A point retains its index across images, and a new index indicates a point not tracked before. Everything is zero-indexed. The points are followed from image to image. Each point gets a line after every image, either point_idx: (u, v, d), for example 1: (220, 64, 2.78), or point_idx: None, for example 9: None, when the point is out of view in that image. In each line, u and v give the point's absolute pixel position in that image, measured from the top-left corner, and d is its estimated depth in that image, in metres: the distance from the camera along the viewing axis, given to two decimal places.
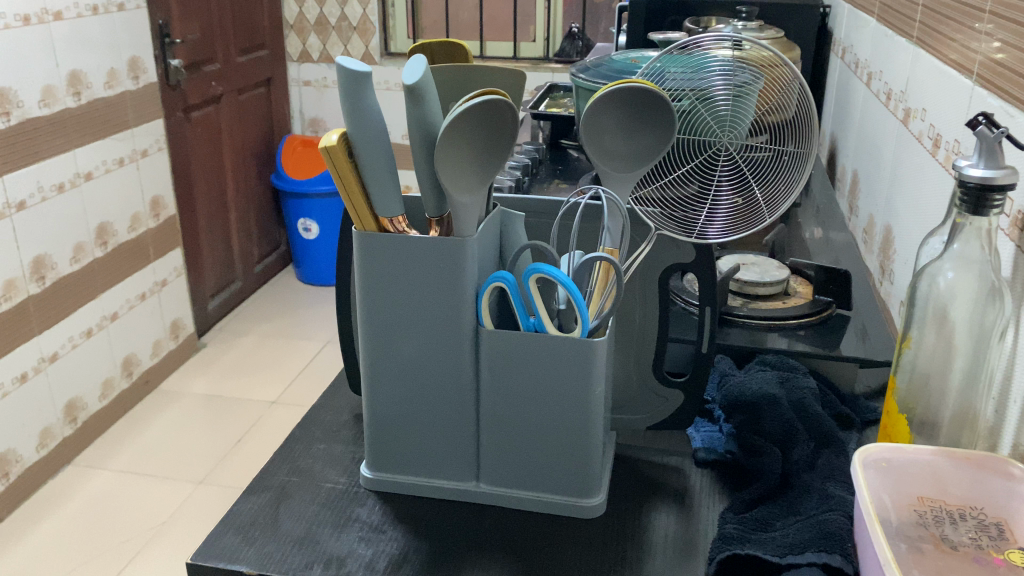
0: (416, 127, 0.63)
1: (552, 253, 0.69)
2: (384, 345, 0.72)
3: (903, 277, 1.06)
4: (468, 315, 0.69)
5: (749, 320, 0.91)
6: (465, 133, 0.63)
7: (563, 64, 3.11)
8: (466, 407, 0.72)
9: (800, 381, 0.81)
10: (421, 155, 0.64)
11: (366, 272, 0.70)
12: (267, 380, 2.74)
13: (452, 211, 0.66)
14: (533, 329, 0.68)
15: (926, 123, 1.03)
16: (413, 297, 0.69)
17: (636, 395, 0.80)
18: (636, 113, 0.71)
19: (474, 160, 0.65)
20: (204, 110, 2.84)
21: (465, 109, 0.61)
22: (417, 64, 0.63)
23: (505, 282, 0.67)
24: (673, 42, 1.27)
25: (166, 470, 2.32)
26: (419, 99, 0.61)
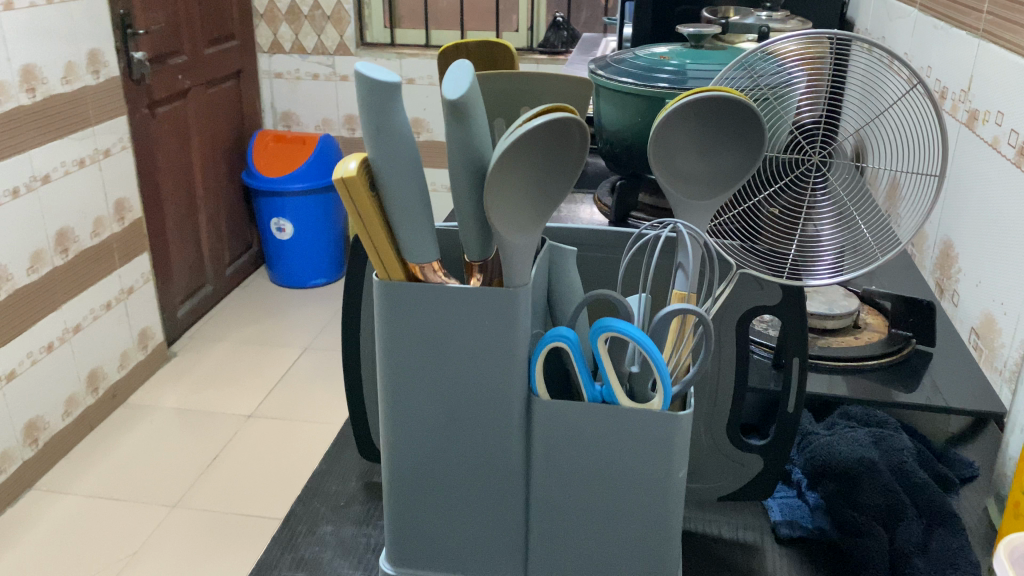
0: (459, 151, 0.50)
1: (626, 307, 0.55)
2: (410, 417, 0.59)
3: (975, 302, 0.94)
4: (519, 383, 0.56)
5: (823, 362, 0.79)
6: (520, 158, 0.50)
7: (548, 55, 2.96)
8: (511, 489, 0.59)
9: (896, 441, 0.69)
10: (465, 185, 0.51)
11: (389, 330, 0.56)
12: (243, 392, 2.59)
13: (502, 254, 0.53)
14: (601, 399, 0.55)
15: (1003, 127, 0.90)
16: (448, 361, 0.56)
17: (708, 461, 0.68)
18: (716, 127, 0.58)
19: (531, 191, 0.52)
20: (171, 105, 2.66)
21: (525, 130, 0.48)
22: (461, 71, 0.50)
23: (565, 341, 0.54)
24: (706, 36, 1.10)
25: (137, 492, 2.16)
26: (463, 118, 0.48)
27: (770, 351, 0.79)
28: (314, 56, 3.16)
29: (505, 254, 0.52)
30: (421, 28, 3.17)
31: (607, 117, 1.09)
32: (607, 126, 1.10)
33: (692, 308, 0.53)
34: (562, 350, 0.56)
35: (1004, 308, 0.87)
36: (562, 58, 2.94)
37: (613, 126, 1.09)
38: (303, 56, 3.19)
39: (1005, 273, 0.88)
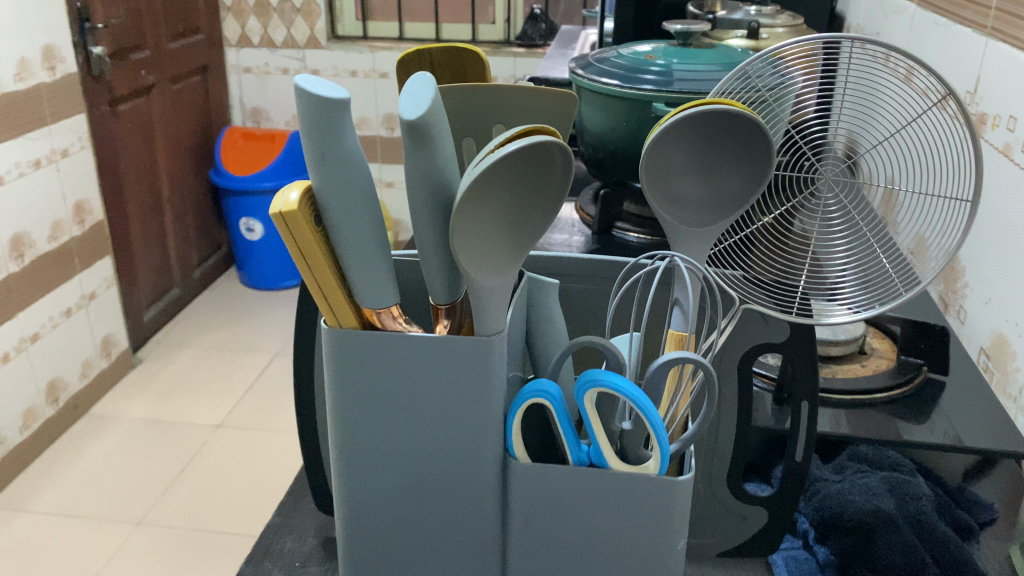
0: (420, 181, 0.42)
1: (617, 355, 0.48)
2: (367, 483, 0.50)
3: (983, 321, 0.88)
4: (494, 443, 0.48)
5: (830, 393, 0.73)
6: (493, 186, 0.43)
7: (526, 48, 2.88)
8: (488, 559, 0.52)
9: (914, 487, 0.63)
10: (427, 219, 0.44)
11: (339, 387, 0.48)
12: (212, 401, 2.49)
13: (472, 299, 0.45)
14: (588, 461, 0.48)
15: (1015, 133, 0.83)
16: (409, 421, 0.48)
17: (707, 514, 0.61)
18: (715, 145, 0.52)
19: (505, 223, 0.44)
20: (134, 102, 2.55)
21: (498, 158, 0.40)
22: (422, 85, 0.42)
23: (548, 399, 0.46)
24: (695, 34, 1.02)
25: (100, 509, 2.06)
26: (423, 143, 0.41)
27: (771, 382, 0.72)
28: (284, 50, 3.05)
29: (476, 300, 0.44)
30: (394, 22, 3.07)
31: (591, 121, 1.01)
32: (592, 132, 1.02)
33: (699, 358, 0.46)
34: (542, 405, 0.48)
35: (1018, 329, 0.80)
36: (540, 52, 2.86)
37: (597, 131, 1.01)
38: (272, 51, 3.07)
39: (1017, 290, 0.81)
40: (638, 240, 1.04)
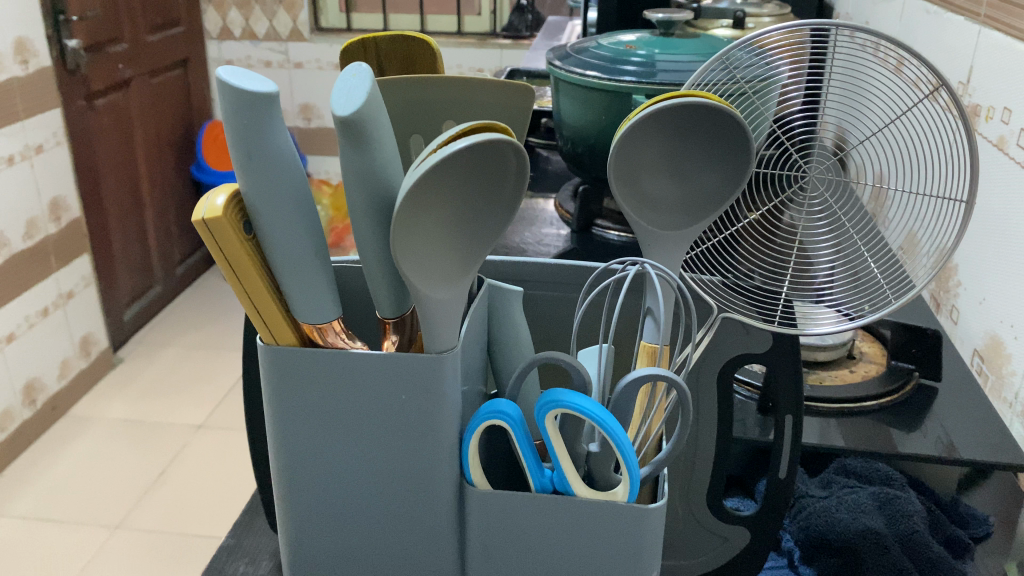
0: (358, 183, 0.38)
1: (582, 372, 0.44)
2: (313, 512, 0.47)
3: (977, 323, 0.84)
4: (447, 469, 0.44)
5: (818, 403, 0.69)
6: (442, 186, 0.39)
7: (512, 40, 2.82)
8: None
9: (904, 503, 0.60)
10: (369, 225, 0.40)
11: (279, 409, 0.44)
12: (193, 400, 2.44)
13: (420, 313, 0.41)
14: (551, 486, 0.44)
15: (1010, 125, 0.80)
16: (356, 446, 0.44)
17: (685, 536, 0.58)
18: (690, 142, 0.48)
19: (455, 226, 0.40)
20: (110, 97, 2.46)
21: (439, 158, 0.36)
22: (356, 78, 0.38)
23: (506, 421, 0.41)
24: (676, 24, 0.99)
25: (78, 513, 2.00)
26: (361, 141, 0.37)
27: (755, 391, 0.68)
28: (266, 43, 2.97)
29: (422, 313, 0.41)
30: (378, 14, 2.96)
31: (568, 114, 0.97)
32: (569, 125, 0.98)
33: (671, 376, 0.41)
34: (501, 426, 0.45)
35: (1014, 332, 0.76)
36: (527, 44, 2.80)
37: (574, 125, 0.97)
38: (254, 43, 2.99)
39: (1013, 291, 0.77)
40: (619, 238, 1.00)
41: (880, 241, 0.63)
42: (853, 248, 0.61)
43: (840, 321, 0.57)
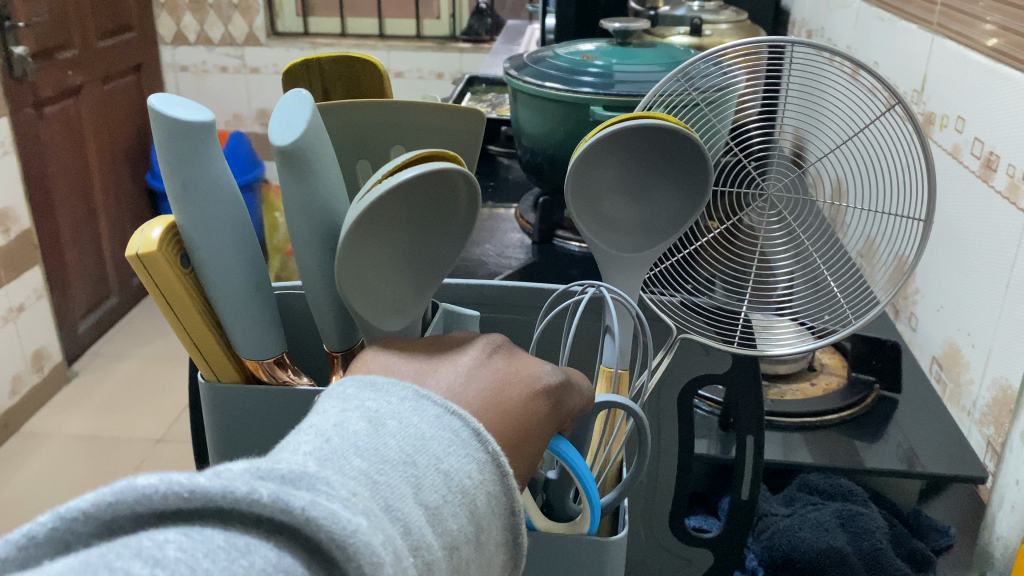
0: (299, 214, 0.39)
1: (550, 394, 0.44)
2: None
3: (935, 330, 0.84)
4: None
5: (781, 419, 0.69)
6: (391, 218, 0.38)
7: (472, 44, 2.75)
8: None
9: (868, 519, 0.59)
10: (313, 251, 0.40)
11: (225, 449, 0.44)
12: (151, 414, 2.35)
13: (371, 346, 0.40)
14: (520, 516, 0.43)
15: (963, 135, 0.80)
16: None
17: (649, 557, 0.58)
18: (651, 166, 0.47)
19: (403, 256, 0.39)
20: (61, 104, 2.33)
21: (387, 187, 0.35)
22: (296, 102, 0.39)
23: None
24: (633, 33, 0.98)
25: None
26: (303, 170, 0.37)
27: (716, 407, 0.67)
28: (222, 48, 2.83)
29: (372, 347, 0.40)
30: (337, 18, 2.86)
31: (526, 124, 0.96)
32: (527, 137, 0.97)
33: (626, 403, 0.39)
34: None
35: (971, 340, 0.76)
36: (487, 48, 2.74)
37: (532, 137, 0.96)
38: (209, 48, 2.85)
39: (969, 298, 0.78)
40: (580, 249, 0.99)
41: (839, 261, 0.64)
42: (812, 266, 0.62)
43: (798, 342, 0.58)
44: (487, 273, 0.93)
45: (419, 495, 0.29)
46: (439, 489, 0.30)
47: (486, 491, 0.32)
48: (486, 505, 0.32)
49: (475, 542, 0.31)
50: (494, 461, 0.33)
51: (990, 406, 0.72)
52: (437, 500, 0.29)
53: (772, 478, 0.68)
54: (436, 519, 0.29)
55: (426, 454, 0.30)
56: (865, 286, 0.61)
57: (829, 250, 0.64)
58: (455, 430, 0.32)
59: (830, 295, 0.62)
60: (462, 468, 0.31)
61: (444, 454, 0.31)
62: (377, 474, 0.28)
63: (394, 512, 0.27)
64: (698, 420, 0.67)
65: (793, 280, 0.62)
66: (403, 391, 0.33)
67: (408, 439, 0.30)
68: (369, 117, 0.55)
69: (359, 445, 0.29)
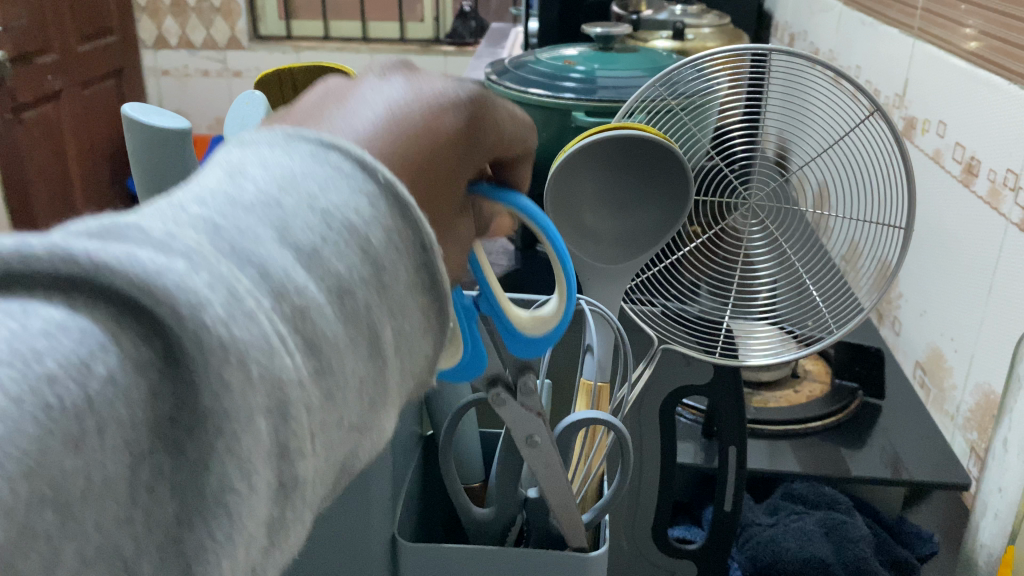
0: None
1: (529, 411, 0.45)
2: None
3: (918, 334, 0.84)
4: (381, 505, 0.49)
5: (764, 426, 0.69)
6: None
7: (457, 46, 2.72)
8: (379, 561, 0.50)
9: (851, 528, 0.59)
10: None
11: None
12: None
13: None
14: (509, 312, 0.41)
15: (945, 139, 0.80)
16: None
17: (630, 566, 0.58)
18: (633, 177, 0.46)
19: None
20: (40, 110, 2.30)
21: None
22: (251, 103, 0.51)
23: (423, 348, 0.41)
24: (615, 38, 0.98)
25: None
26: None
27: (700, 415, 0.67)
28: (204, 52, 2.80)
29: None
30: (320, 21, 2.83)
31: None
32: None
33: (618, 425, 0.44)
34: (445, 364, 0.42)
35: (954, 345, 0.76)
36: (472, 50, 2.71)
37: None
38: (191, 52, 2.81)
39: (951, 302, 0.77)
40: None
41: (823, 267, 0.64)
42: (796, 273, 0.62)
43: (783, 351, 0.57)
44: None
45: (286, 239, 0.24)
46: (318, 230, 0.25)
47: (391, 238, 0.27)
48: (397, 256, 0.27)
49: (387, 298, 0.26)
50: (396, 198, 0.27)
51: (973, 412, 0.72)
52: (314, 240, 0.25)
53: (756, 486, 0.68)
54: (311, 263, 0.24)
55: (300, 195, 0.25)
56: (849, 292, 0.60)
57: (812, 255, 0.64)
58: (339, 164, 0.27)
59: (815, 302, 0.61)
60: (347, 203, 0.26)
61: (326, 190, 0.26)
62: (231, 223, 0.23)
63: (247, 253, 0.23)
64: (682, 429, 0.66)
65: (776, 287, 0.62)
66: (277, 135, 0.28)
67: (275, 179, 0.25)
68: None
69: (215, 195, 0.24)
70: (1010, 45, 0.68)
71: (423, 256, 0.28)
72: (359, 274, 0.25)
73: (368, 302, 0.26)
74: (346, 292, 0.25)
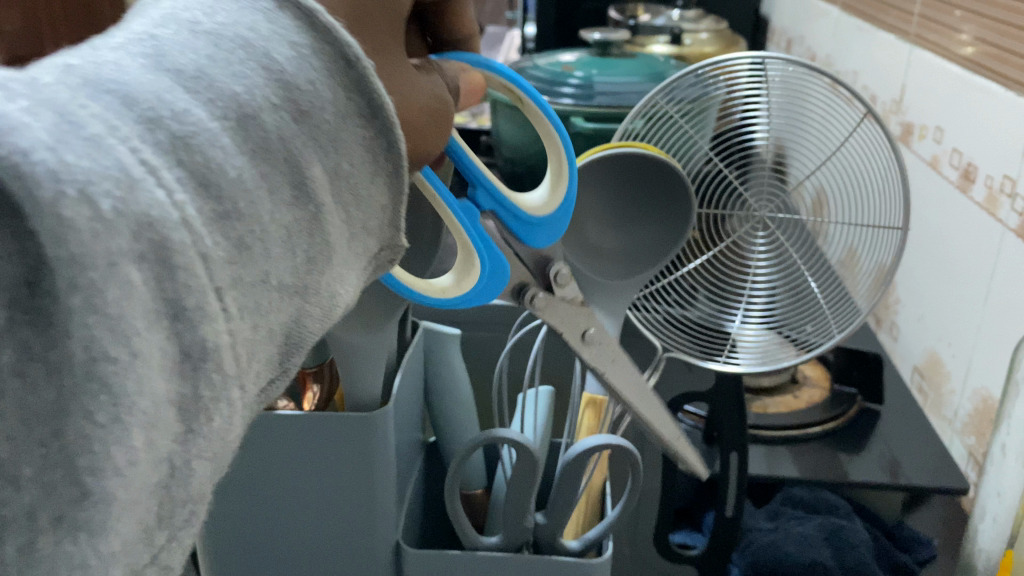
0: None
1: (532, 451, 0.45)
2: (246, 554, 0.51)
3: (916, 340, 0.85)
4: (384, 516, 0.49)
5: (764, 432, 0.69)
6: None
7: None
8: (382, 568, 0.50)
9: (851, 533, 0.59)
10: None
11: None
12: None
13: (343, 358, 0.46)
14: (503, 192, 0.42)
15: (942, 145, 0.80)
16: (289, 493, 0.48)
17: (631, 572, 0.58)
18: (634, 198, 0.50)
19: None
20: None
21: None
22: None
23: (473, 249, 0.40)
24: (613, 45, 0.98)
25: None
26: None
27: (702, 421, 0.67)
28: None
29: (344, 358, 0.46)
30: None
31: (506, 136, 0.96)
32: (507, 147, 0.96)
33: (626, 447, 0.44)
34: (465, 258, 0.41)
35: (951, 350, 0.77)
36: None
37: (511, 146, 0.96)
38: None
39: (949, 308, 0.78)
40: None
41: (827, 273, 0.64)
42: (800, 280, 0.62)
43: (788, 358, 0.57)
44: None
45: (176, 49, 0.23)
46: (214, 42, 0.24)
47: (299, 54, 0.26)
48: (313, 75, 0.26)
49: (307, 114, 0.25)
50: (305, 13, 0.26)
51: (971, 417, 0.72)
52: (206, 49, 0.24)
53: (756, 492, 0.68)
54: (195, 73, 0.23)
55: (193, 18, 0.25)
56: (853, 298, 0.60)
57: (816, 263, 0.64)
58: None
59: (822, 309, 0.61)
60: (239, 21, 0.25)
61: (216, 12, 0.25)
62: (121, 43, 0.23)
63: (129, 56, 0.22)
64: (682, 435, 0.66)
65: (773, 292, 0.62)
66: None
67: (157, 11, 0.25)
68: None
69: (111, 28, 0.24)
70: (1005, 53, 0.69)
71: (343, 74, 0.27)
72: (264, 85, 0.24)
73: (281, 113, 0.25)
74: (249, 101, 0.24)
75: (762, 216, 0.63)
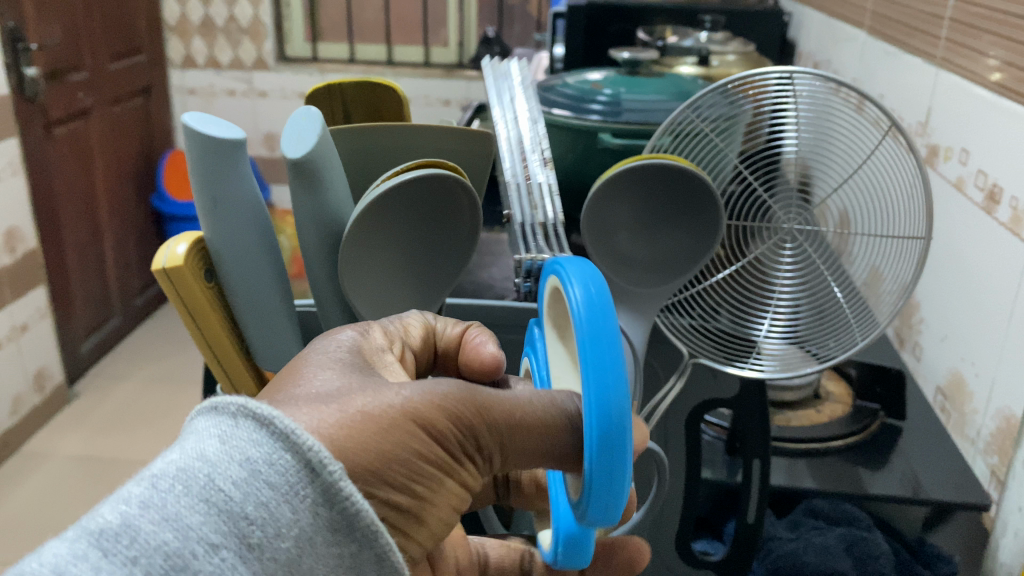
0: (315, 220, 0.45)
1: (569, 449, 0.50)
2: None
3: (939, 359, 0.85)
4: None
5: (786, 446, 0.70)
6: (389, 219, 0.46)
7: (480, 71, 2.67)
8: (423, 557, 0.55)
9: (872, 545, 0.60)
10: (317, 259, 0.47)
11: None
12: (159, 420, 2.04)
13: None
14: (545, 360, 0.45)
15: (968, 166, 0.81)
16: None
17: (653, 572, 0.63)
18: (661, 205, 0.56)
19: (406, 264, 0.49)
20: (70, 126, 2.12)
21: (392, 187, 0.44)
22: (307, 121, 0.45)
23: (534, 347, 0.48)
24: (642, 63, 1.00)
25: (14, 552, 1.59)
26: (310, 181, 0.43)
27: (723, 432, 0.68)
28: (231, 72, 2.70)
29: None
30: (345, 44, 2.78)
31: None
32: None
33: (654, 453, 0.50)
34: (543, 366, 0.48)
35: (975, 369, 0.77)
36: (495, 75, 2.66)
37: None
38: (217, 72, 2.71)
39: (972, 328, 0.78)
40: None
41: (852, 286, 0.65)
42: (826, 290, 0.64)
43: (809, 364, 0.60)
44: (495, 295, 0.94)
45: (135, 524, 0.28)
46: (176, 499, 0.29)
47: (294, 510, 0.31)
48: (318, 556, 0.31)
49: (279, 571, 0.30)
50: (299, 453, 0.31)
51: (994, 436, 0.72)
52: (158, 528, 0.28)
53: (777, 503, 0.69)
54: (245, 522, 0.30)
55: (166, 472, 0.30)
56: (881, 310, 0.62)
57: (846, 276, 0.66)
58: (229, 423, 0.32)
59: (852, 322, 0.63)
60: (265, 487, 0.30)
61: (171, 456, 0.31)
62: (74, 537, 0.28)
63: (81, 565, 0.27)
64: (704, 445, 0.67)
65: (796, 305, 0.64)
66: (197, 408, 0.34)
67: (247, 476, 0.30)
68: (381, 140, 0.56)
69: (68, 530, 0.29)
70: None
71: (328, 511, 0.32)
72: (235, 542, 0.29)
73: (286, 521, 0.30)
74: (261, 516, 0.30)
75: (783, 231, 0.65)
